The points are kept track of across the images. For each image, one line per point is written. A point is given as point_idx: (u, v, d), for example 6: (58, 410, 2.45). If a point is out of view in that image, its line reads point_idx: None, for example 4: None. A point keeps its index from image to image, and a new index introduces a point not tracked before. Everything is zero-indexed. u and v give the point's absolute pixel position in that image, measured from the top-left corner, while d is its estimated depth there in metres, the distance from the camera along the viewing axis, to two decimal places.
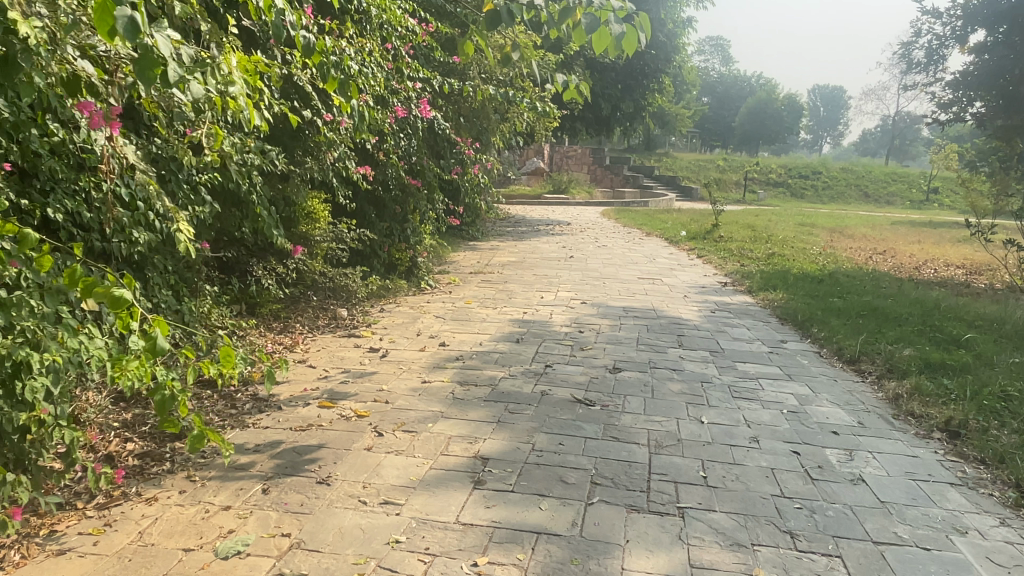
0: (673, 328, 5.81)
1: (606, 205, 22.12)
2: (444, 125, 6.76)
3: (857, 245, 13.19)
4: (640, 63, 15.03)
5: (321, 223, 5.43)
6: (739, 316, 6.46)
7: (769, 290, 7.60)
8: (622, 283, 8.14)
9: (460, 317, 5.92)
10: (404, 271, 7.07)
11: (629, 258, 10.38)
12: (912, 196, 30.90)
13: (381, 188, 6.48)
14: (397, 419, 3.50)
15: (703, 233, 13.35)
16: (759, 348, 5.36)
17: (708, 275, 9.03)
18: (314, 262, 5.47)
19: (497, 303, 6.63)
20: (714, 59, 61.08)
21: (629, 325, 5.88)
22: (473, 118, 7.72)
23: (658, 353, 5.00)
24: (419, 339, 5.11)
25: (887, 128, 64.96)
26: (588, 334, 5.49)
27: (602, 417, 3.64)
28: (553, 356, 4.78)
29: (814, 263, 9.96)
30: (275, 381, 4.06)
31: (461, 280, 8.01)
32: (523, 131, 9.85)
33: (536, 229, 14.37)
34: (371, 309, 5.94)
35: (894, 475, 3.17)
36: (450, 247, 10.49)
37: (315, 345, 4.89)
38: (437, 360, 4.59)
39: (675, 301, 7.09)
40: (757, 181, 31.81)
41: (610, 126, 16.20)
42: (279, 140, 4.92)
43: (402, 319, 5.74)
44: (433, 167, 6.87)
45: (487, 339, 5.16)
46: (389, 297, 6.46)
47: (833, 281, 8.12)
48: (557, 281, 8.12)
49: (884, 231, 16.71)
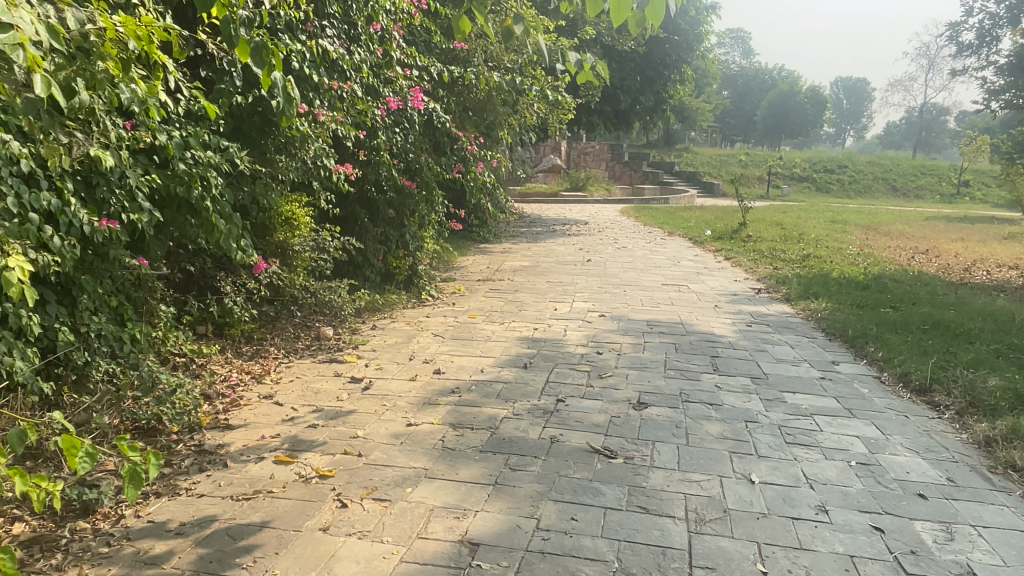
0: (706, 348, 5.05)
1: (624, 203, 21.30)
2: (446, 119, 6.03)
3: (896, 244, 12.29)
4: (660, 53, 14.24)
5: (301, 227, 4.79)
6: (780, 331, 5.68)
7: (809, 299, 6.81)
8: (645, 291, 7.39)
9: (461, 335, 5.22)
10: (401, 281, 6.40)
11: (650, 260, 9.63)
12: (942, 190, 29.67)
13: (372, 190, 5.80)
14: (368, 482, 2.80)
15: (730, 232, 12.52)
16: (808, 372, 4.59)
17: (739, 280, 8.25)
18: (294, 274, 4.80)
19: (505, 317, 5.91)
20: (734, 52, 59.76)
21: (654, 344, 5.13)
22: (479, 111, 7.01)
23: (691, 380, 4.26)
24: (412, 365, 4.40)
25: (912, 120, 63.33)
26: (607, 356, 4.75)
27: (625, 476, 2.90)
28: (566, 387, 4.05)
29: (853, 265, 9.13)
30: (231, 424, 3.39)
31: (467, 288, 7.30)
32: (536, 125, 9.13)
33: (552, 230, 13.62)
34: (361, 327, 5.28)
35: (1014, 564, 2.41)
36: (459, 251, 9.80)
37: (290, 374, 4.21)
38: (429, 394, 3.89)
39: (705, 313, 6.33)
40: (780, 176, 30.81)
41: (629, 120, 15.38)
42: (245, 136, 4.29)
43: (395, 339, 5.06)
44: (433, 164, 6.17)
45: (490, 365, 4.45)
46: (383, 311, 5.77)
47: (880, 287, 7.30)
48: (573, 289, 7.39)
49: (921, 228, 15.71)
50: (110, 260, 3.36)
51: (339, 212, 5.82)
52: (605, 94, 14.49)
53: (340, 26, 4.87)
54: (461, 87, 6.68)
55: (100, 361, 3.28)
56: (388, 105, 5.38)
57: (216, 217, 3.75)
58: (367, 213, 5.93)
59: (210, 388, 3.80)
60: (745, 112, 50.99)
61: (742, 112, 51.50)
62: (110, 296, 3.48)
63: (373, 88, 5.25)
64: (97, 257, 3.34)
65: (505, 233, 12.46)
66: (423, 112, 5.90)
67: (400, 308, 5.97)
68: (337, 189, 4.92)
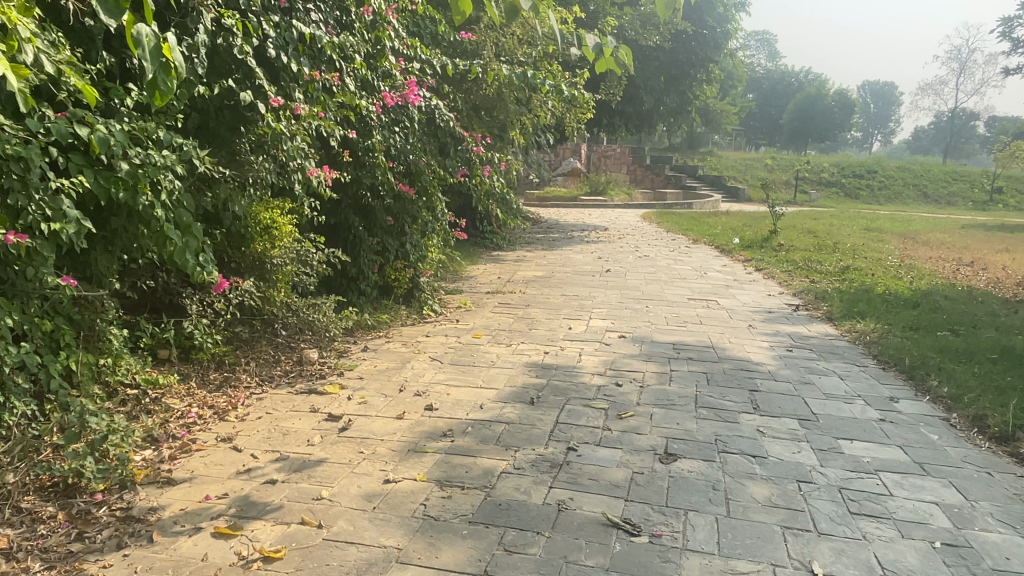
0: (741, 380, 4.40)
1: (646, 208, 20.63)
2: (451, 118, 5.44)
3: (938, 254, 11.53)
4: (685, 52, 13.58)
5: (283, 238, 4.25)
6: (826, 359, 5.01)
7: (855, 319, 6.12)
8: (670, 307, 6.75)
9: (463, 360, 4.63)
10: (401, 295, 5.89)
11: (675, 271, 8.97)
12: (977, 196, 28.58)
13: (368, 197, 5.23)
14: (322, 568, 2.21)
15: (760, 241, 11.83)
16: (864, 414, 3.92)
17: (773, 295, 7.56)
18: (273, 291, 4.24)
19: (514, 338, 5.32)
20: (759, 55, 58.65)
21: (682, 374, 4.48)
22: (490, 110, 6.43)
23: (727, 424, 3.61)
24: (403, 399, 3.81)
25: (942, 124, 61.85)
26: (628, 389, 4.12)
27: (649, 563, 2.29)
28: (579, 430, 3.44)
29: (897, 279, 8.40)
30: (172, 479, 2.82)
31: (475, 302, 6.72)
32: (553, 126, 8.51)
33: (570, 237, 13.01)
34: (350, 350, 4.70)
35: None
36: (469, 259, 9.22)
37: (260, 409, 3.63)
38: (417, 437, 3.29)
39: (738, 335, 5.66)
40: (808, 181, 29.97)
41: (651, 122, 14.74)
42: (212, 134, 3.77)
43: (387, 364, 4.48)
44: (437, 168, 5.58)
45: (491, 399, 3.85)
46: (377, 331, 5.21)
47: (932, 306, 6.59)
48: (590, 304, 6.77)
49: (961, 237, 14.86)
50: (34, 281, 2.81)
51: (331, 219, 5.25)
52: (627, 94, 13.83)
53: (329, 11, 4.34)
54: (469, 83, 6.14)
55: (15, 403, 2.72)
56: (385, 101, 4.86)
57: (169, 227, 3.19)
58: (362, 220, 5.37)
59: (161, 430, 3.25)
60: (770, 116, 49.94)
61: (767, 115, 50.48)
62: (40, 319, 2.94)
63: (365, 82, 4.72)
64: (19, 277, 2.79)
65: (520, 240, 11.86)
66: (424, 109, 5.33)
67: (397, 328, 5.39)
68: (322, 195, 4.38)
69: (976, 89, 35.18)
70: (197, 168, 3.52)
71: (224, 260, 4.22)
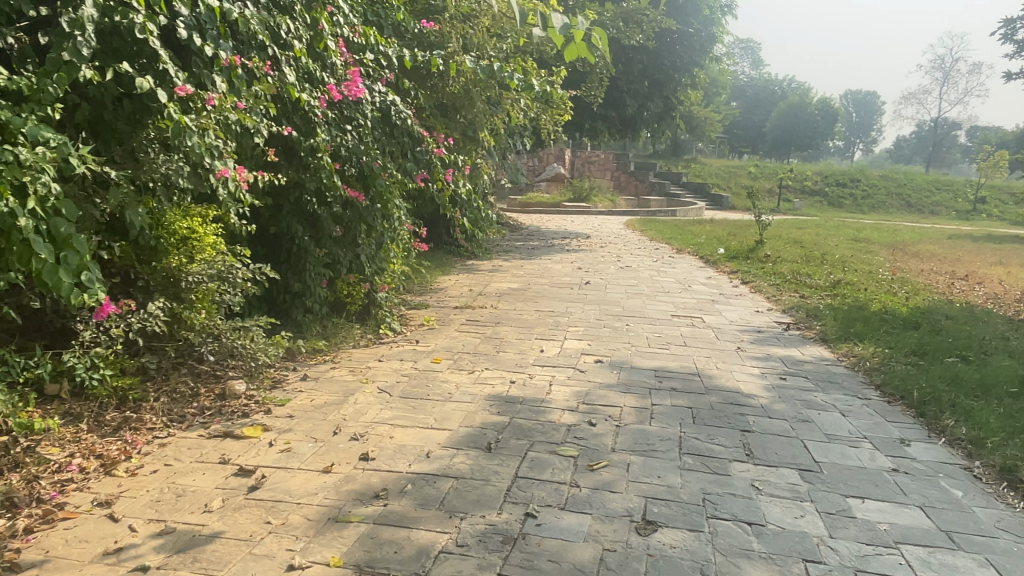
0: (732, 417, 3.85)
1: (629, 215, 20.13)
2: (409, 115, 4.84)
3: (929, 267, 11.14)
4: (670, 55, 13.09)
5: (206, 252, 3.68)
6: (825, 390, 4.49)
7: (852, 342, 5.62)
8: (652, 325, 6.21)
9: (416, 391, 4.05)
10: (355, 311, 5.34)
11: (658, 284, 8.43)
12: (959, 205, 28.49)
13: (314, 204, 4.64)
14: None
15: (746, 251, 11.36)
16: (874, 461, 3.38)
17: (762, 312, 7.05)
18: (188, 312, 3.63)
19: (478, 362, 4.74)
20: (744, 62, 58.54)
21: (665, 409, 3.92)
22: (457, 108, 5.86)
23: (716, 477, 3.05)
24: (335, 445, 3.22)
25: (923, 135, 62.32)
26: (603, 429, 3.55)
27: None
28: (541, 487, 2.86)
29: (892, 295, 7.93)
30: (16, 564, 2.23)
31: (440, 318, 6.15)
32: (528, 128, 7.95)
33: (550, 244, 12.46)
34: (285, 380, 4.11)
35: None
36: (439, 269, 8.63)
37: (158, 460, 3.03)
38: (342, 499, 2.70)
39: (726, 359, 5.12)
40: (791, 190, 29.71)
41: (635, 127, 14.25)
42: (107, 128, 3.19)
43: (327, 396, 3.90)
44: (394, 170, 4.91)
45: (441, 444, 3.27)
46: (321, 358, 4.62)
47: (933, 327, 6.11)
48: (566, 322, 6.21)
49: (951, 249, 14.47)
50: None
51: (271, 228, 4.64)
52: (610, 97, 13.29)
53: None
54: (432, 76, 5.58)
55: None
56: (330, 95, 4.35)
57: (36, 239, 2.60)
58: (307, 229, 4.77)
59: (24, 492, 2.66)
60: (754, 123, 49.82)
61: (750, 123, 50.38)
62: None
63: (305, 73, 4.20)
64: None
65: (497, 249, 11.28)
66: (378, 105, 4.75)
67: (344, 354, 4.80)
68: (248, 200, 3.81)
69: (959, 99, 35.11)
70: (81, 169, 2.93)
71: (131, 278, 3.63)
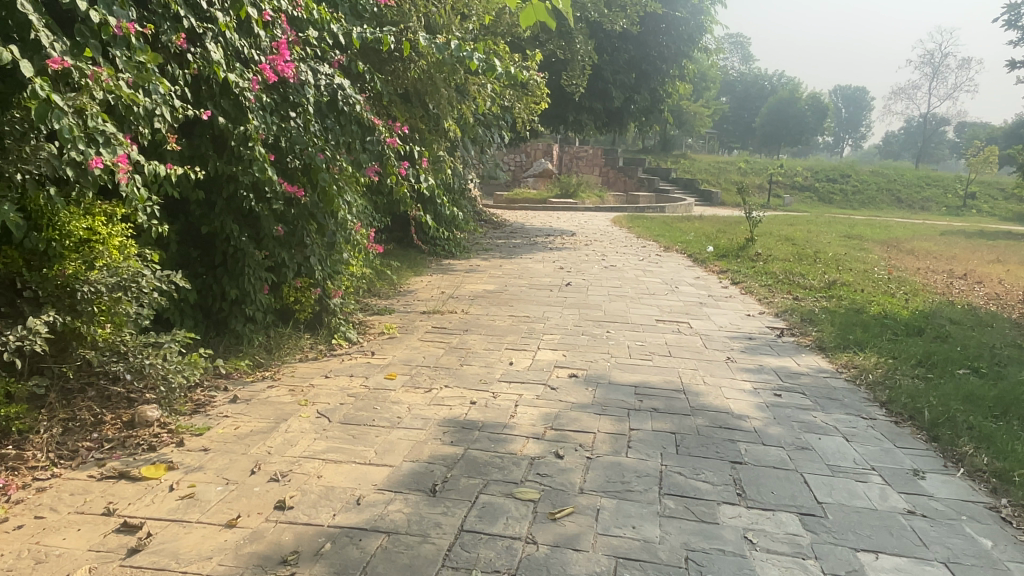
0: (721, 445, 3.36)
1: (617, 212, 19.67)
2: (359, 101, 4.31)
3: (925, 265, 10.72)
4: (658, 45, 12.57)
5: (108, 255, 3.16)
6: (824, 409, 4.02)
7: (851, 350, 5.16)
8: (635, 331, 5.72)
9: (359, 414, 3.53)
10: (303, 320, 4.82)
11: (643, 285, 7.93)
12: (950, 201, 28.20)
13: (250, 200, 4.10)
14: None
15: (737, 249, 10.90)
16: (886, 501, 2.90)
17: (753, 316, 6.57)
18: (87, 326, 3.12)
19: (436, 376, 4.23)
20: (734, 57, 58.11)
21: (644, 435, 3.42)
22: (421, 94, 5.33)
23: (702, 526, 2.55)
24: (248, 488, 2.70)
25: (912, 130, 62.23)
26: (571, 463, 3.05)
27: None
28: (490, 545, 2.36)
29: (891, 297, 7.46)
30: None
31: (404, 324, 5.64)
32: (503, 118, 7.42)
33: (532, 242, 11.96)
34: (209, 404, 3.59)
35: None
36: (410, 268, 8.11)
37: (29, 511, 2.50)
38: (240, 565, 2.19)
39: (715, 371, 4.64)
40: (781, 185, 29.37)
41: (622, 121, 13.74)
42: None
43: (254, 423, 3.38)
44: (343, 162, 4.37)
45: (377, 485, 2.76)
46: (259, 375, 4.08)
47: (937, 333, 5.65)
48: (541, 328, 5.71)
49: (945, 246, 14.06)
50: None
51: (202, 228, 4.09)
52: (596, 88, 12.76)
53: None
54: (390, 57, 5.03)
55: None
56: (263, 76, 3.84)
57: None
58: (244, 228, 4.24)
59: None
60: (744, 119, 49.50)
61: (740, 118, 50.02)
62: None
63: (231, 49, 3.70)
64: None
65: (476, 247, 10.74)
66: (324, 89, 4.22)
67: (287, 370, 4.26)
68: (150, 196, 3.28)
69: (949, 95, 34.77)
70: None
71: (18, 286, 3.08)
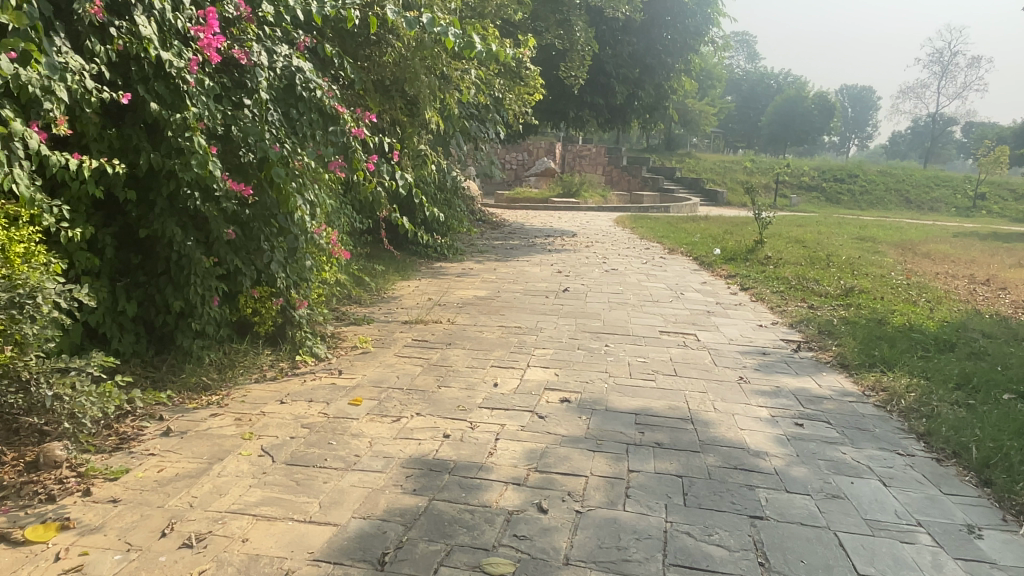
0: (737, 493, 2.82)
1: (620, 212, 19.15)
2: (320, 86, 3.77)
3: (944, 270, 10.16)
4: (663, 38, 12.03)
5: (5, 266, 2.61)
6: (855, 443, 3.48)
7: (878, 369, 4.62)
8: (636, 345, 5.19)
9: (309, 451, 3.00)
10: (264, 335, 4.30)
11: (646, 292, 7.39)
12: (960, 201, 27.58)
13: (194, 199, 3.58)
14: None
15: (745, 251, 10.36)
16: (942, 572, 2.36)
17: (765, 327, 6.02)
18: None
19: (408, 401, 3.71)
20: (739, 55, 57.46)
21: (645, 479, 2.89)
22: (399, 81, 4.80)
23: None
24: (152, 558, 2.18)
25: (919, 130, 61.50)
26: (556, 520, 2.51)
27: None
28: None
29: (913, 306, 6.91)
30: None
31: (382, 336, 5.12)
32: (496, 111, 6.89)
33: (531, 243, 11.43)
34: (136, 438, 3.08)
35: None
36: (397, 272, 7.61)
37: None
38: None
39: (726, 394, 4.11)
40: (788, 185, 28.81)
41: (625, 118, 13.21)
42: None
43: (183, 464, 2.86)
44: (305, 156, 3.85)
45: (314, 552, 2.23)
46: (203, 401, 3.56)
47: (972, 349, 5.09)
48: (533, 341, 5.19)
49: (961, 249, 13.46)
50: None
51: (139, 231, 3.57)
52: (597, 83, 12.23)
53: None
54: (363, 36, 4.51)
55: None
56: (204, 55, 3.34)
57: None
58: (191, 231, 3.71)
59: None
60: (749, 118, 48.89)
61: (745, 117, 49.40)
62: None
63: (164, 25, 3.21)
64: None
65: (471, 249, 10.23)
66: (280, 72, 3.69)
67: (238, 393, 3.72)
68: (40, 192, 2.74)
69: (959, 95, 34.06)
70: None
71: None
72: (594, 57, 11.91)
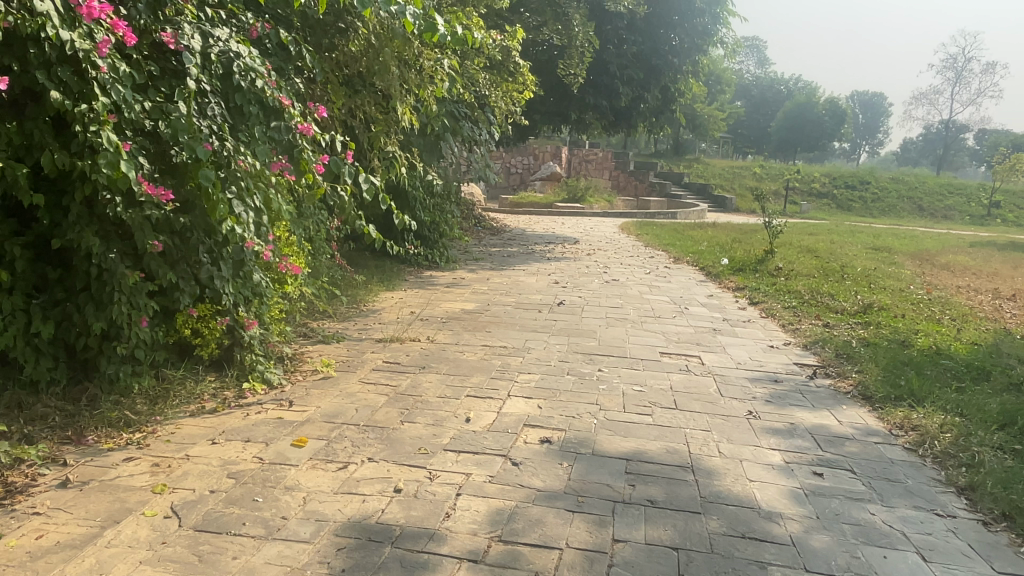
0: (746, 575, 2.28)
1: (625, 217, 18.64)
2: (263, 74, 3.27)
3: (965, 283, 9.57)
4: (670, 36, 11.51)
5: None
6: (884, 499, 2.93)
7: (906, 403, 4.07)
8: (633, 370, 4.65)
9: (228, 511, 2.49)
10: (209, 357, 3.80)
11: (647, 306, 6.86)
12: (974, 210, 26.90)
13: (114, 204, 3.07)
14: None
15: (754, 261, 9.82)
16: None
17: (776, 348, 5.47)
18: None
19: (362, 441, 3.19)
20: (750, 59, 56.81)
21: (632, 554, 2.36)
22: (367, 70, 4.29)
23: None
24: None
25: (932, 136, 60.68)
26: None
27: None
28: None
29: (938, 325, 6.35)
30: None
31: (350, 357, 4.61)
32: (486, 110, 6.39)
33: (530, 251, 10.92)
34: (24, 491, 2.58)
35: None
36: (381, 281, 7.11)
37: None
38: None
39: (732, 433, 3.57)
40: (798, 191, 28.21)
41: (630, 121, 12.69)
42: None
43: (69, 527, 2.36)
44: (246, 155, 3.34)
45: None
46: (122, 441, 3.06)
47: (1010, 379, 4.53)
48: (517, 364, 4.66)
49: (980, 260, 12.87)
50: None
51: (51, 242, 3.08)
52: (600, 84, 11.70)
53: None
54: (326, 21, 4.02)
55: None
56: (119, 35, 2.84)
57: None
58: (114, 241, 3.21)
59: None
60: (760, 123, 48.24)
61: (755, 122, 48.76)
62: None
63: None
64: None
65: (465, 256, 9.73)
66: (215, 57, 3.19)
67: (165, 431, 3.22)
68: None
69: (973, 101, 33.36)
70: None
71: None
72: (596, 56, 11.41)
